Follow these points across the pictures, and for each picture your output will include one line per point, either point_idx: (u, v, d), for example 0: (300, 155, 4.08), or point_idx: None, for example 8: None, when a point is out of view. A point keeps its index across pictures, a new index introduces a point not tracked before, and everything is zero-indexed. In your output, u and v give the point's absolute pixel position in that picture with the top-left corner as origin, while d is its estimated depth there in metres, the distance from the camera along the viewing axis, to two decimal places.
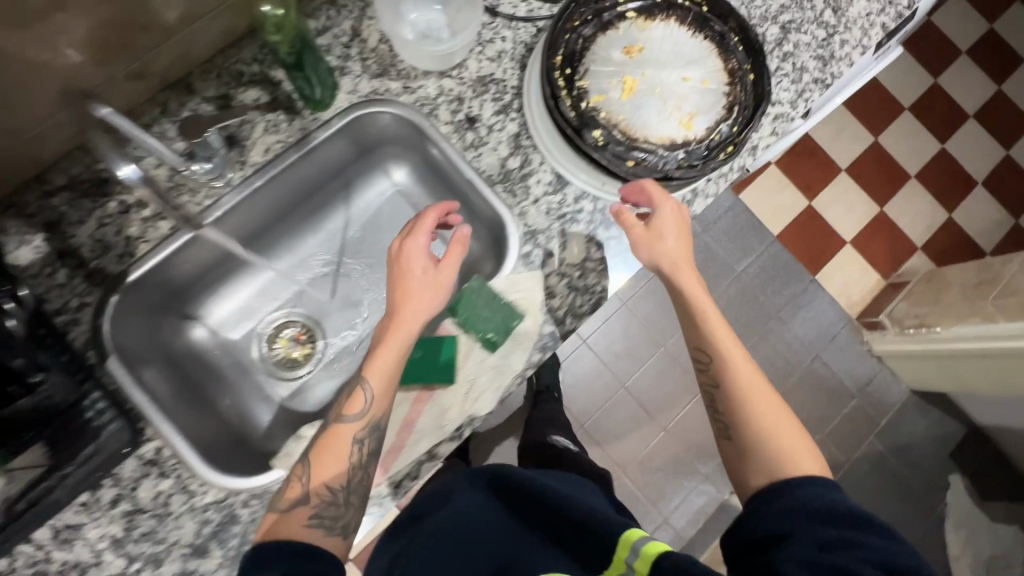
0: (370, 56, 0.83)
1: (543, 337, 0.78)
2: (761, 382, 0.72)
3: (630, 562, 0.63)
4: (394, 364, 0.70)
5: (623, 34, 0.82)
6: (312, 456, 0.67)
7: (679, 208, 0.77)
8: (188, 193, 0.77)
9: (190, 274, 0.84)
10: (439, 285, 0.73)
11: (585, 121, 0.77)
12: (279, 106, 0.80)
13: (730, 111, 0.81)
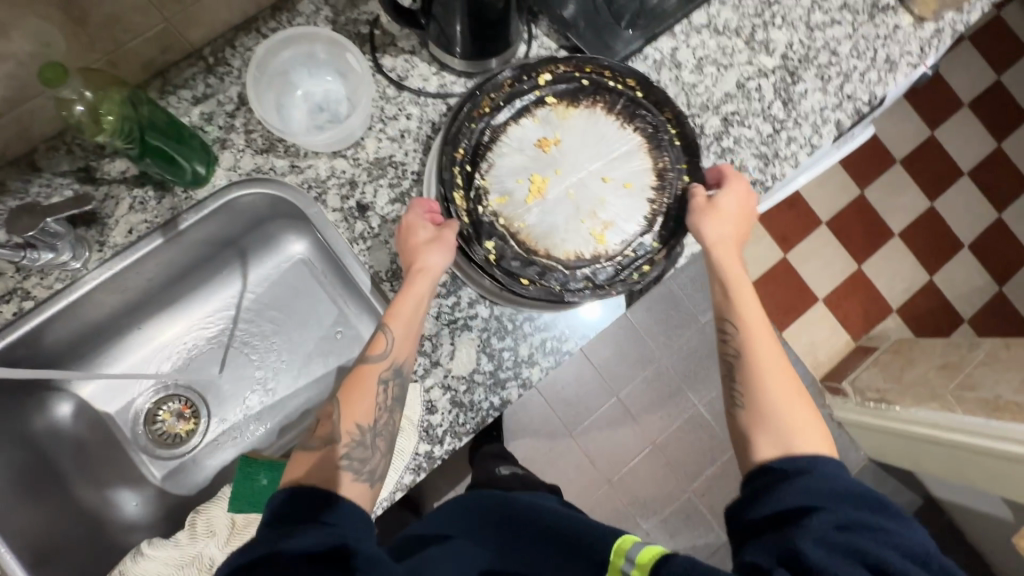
0: (256, 128, 0.75)
1: (417, 458, 0.72)
2: (785, 369, 0.68)
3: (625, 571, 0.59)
4: (413, 312, 0.69)
5: (540, 124, 0.74)
6: (344, 390, 0.66)
7: (747, 192, 0.75)
8: (38, 275, 0.71)
9: (54, 353, 0.77)
10: (442, 237, 0.69)
11: (480, 233, 0.71)
12: (149, 181, 0.73)
13: (653, 221, 0.73)
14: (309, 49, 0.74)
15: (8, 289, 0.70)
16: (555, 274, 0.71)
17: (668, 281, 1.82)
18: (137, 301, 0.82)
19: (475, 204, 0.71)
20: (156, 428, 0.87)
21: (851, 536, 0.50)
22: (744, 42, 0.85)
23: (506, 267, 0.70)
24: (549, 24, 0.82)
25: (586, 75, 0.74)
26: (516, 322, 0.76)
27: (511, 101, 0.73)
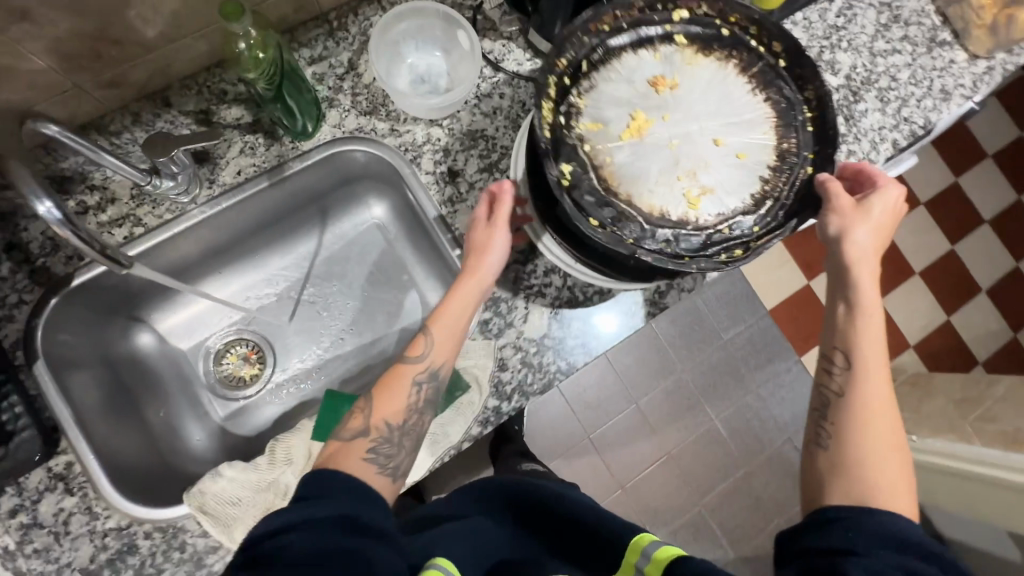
0: (362, 92, 0.80)
1: (486, 411, 0.75)
2: (890, 402, 0.64)
3: (640, 566, 0.58)
4: (457, 317, 0.69)
5: (662, 61, 0.72)
6: (382, 385, 0.67)
7: (903, 201, 0.71)
8: (150, 205, 0.75)
9: (145, 283, 0.82)
10: (495, 224, 0.71)
11: (574, 185, 0.68)
12: (260, 129, 0.78)
13: (760, 203, 0.69)
14: (421, 26, 0.81)
15: (121, 214, 0.74)
16: (624, 229, 0.67)
17: (694, 296, 1.87)
18: (226, 245, 0.86)
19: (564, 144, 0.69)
20: (223, 368, 0.90)
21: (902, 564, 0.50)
22: (812, 61, 0.92)
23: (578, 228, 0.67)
24: None
25: (724, 25, 0.73)
26: (587, 294, 0.80)
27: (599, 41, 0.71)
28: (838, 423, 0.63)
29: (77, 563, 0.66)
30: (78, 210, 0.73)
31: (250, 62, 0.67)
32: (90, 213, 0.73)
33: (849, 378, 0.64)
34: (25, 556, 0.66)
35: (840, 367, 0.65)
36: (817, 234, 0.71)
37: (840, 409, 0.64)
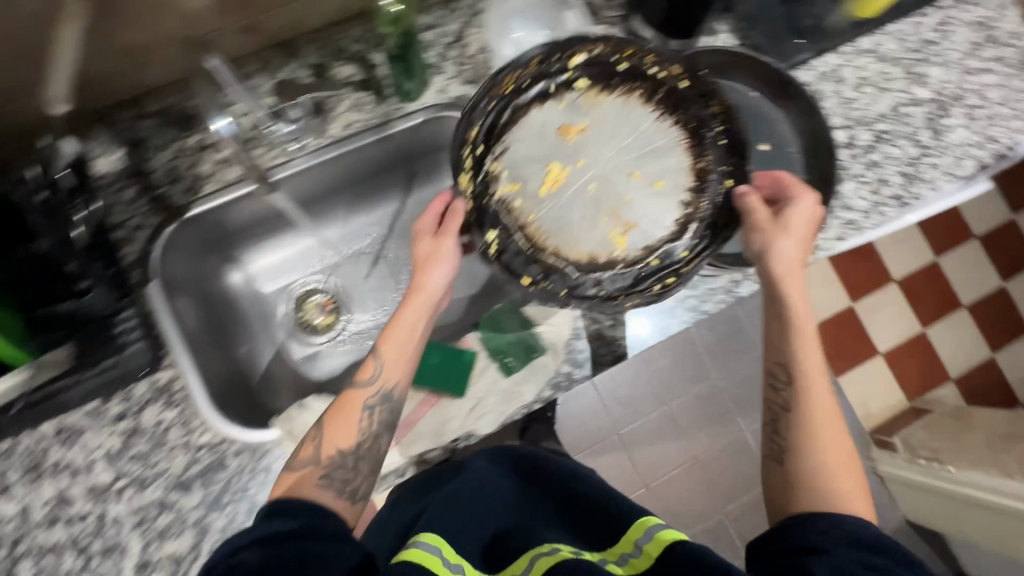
0: (466, 63, 0.84)
1: (558, 375, 0.78)
2: (834, 412, 0.67)
3: (638, 545, 0.62)
4: (400, 339, 0.70)
5: (566, 104, 0.78)
6: (329, 416, 0.67)
7: (817, 206, 0.72)
8: (264, 147, 0.80)
9: (244, 223, 0.86)
10: (439, 248, 0.74)
11: (485, 219, 0.76)
12: (369, 88, 0.82)
13: (684, 227, 0.76)
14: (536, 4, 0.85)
15: (237, 153, 0.79)
16: (557, 274, 0.74)
17: (736, 305, 1.86)
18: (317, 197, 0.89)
19: (485, 183, 0.76)
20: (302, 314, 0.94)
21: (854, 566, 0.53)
22: (902, 72, 0.93)
23: (507, 262, 0.73)
24: (732, 24, 0.91)
25: (624, 59, 0.77)
26: None
27: (519, 94, 0.76)
28: (789, 440, 0.66)
29: (172, 471, 0.71)
30: (198, 146, 0.77)
31: (391, 19, 0.74)
32: (208, 150, 0.78)
33: (794, 398, 0.67)
34: (127, 459, 0.71)
35: (784, 382, 0.68)
36: (747, 250, 0.74)
37: (789, 426, 0.67)
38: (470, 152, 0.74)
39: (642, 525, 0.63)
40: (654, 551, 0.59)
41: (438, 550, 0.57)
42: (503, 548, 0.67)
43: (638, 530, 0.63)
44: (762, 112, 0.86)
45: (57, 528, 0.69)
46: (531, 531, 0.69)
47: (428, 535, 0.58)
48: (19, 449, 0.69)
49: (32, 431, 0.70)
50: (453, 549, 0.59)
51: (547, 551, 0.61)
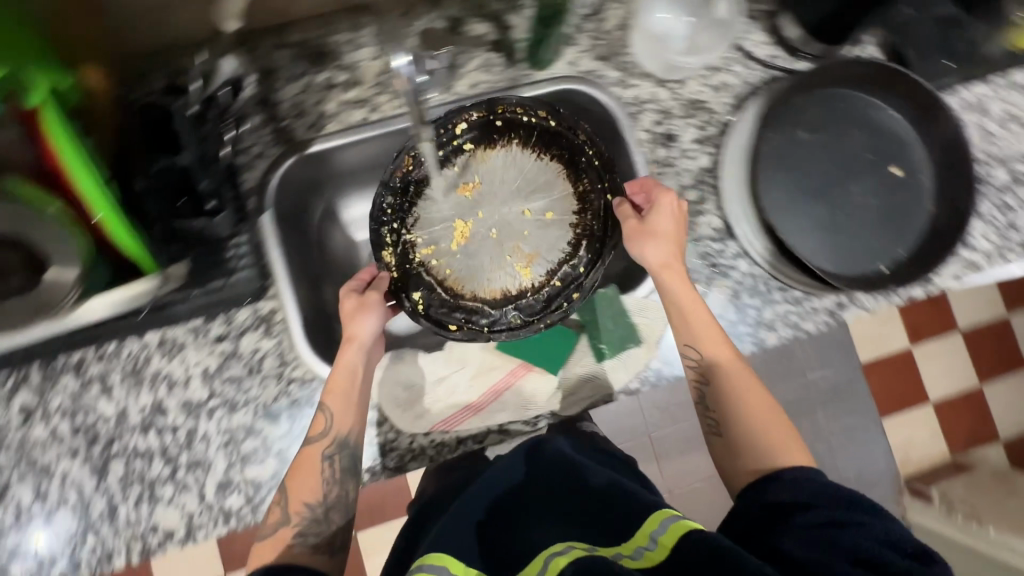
0: (602, 37, 0.81)
1: (646, 370, 0.76)
2: (720, 343, 0.67)
3: (654, 537, 0.48)
4: (349, 384, 0.67)
5: (458, 171, 0.80)
6: (288, 477, 0.64)
7: (681, 206, 0.72)
8: (390, 94, 0.78)
9: (350, 168, 0.81)
10: (367, 303, 0.69)
11: (410, 283, 0.77)
12: (501, 50, 0.80)
13: (577, 246, 0.78)
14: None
15: (362, 97, 0.78)
16: (481, 315, 0.77)
17: None
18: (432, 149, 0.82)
19: (407, 206, 0.77)
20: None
21: (823, 538, 0.48)
22: None
23: (433, 316, 0.76)
24: (884, 36, 0.85)
25: (499, 115, 0.77)
26: (768, 287, 0.81)
27: (433, 166, 0.77)
28: (722, 419, 0.64)
29: (262, 399, 0.73)
30: (326, 84, 0.77)
31: None
32: (336, 89, 0.77)
33: (711, 376, 0.66)
34: (222, 380, 0.72)
35: (694, 359, 0.67)
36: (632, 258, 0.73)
37: (721, 406, 0.64)
38: (390, 233, 0.75)
39: (657, 517, 0.50)
40: (672, 542, 0.46)
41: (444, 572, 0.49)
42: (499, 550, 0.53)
43: (649, 524, 0.50)
44: (901, 133, 0.81)
45: (149, 434, 0.71)
46: (525, 521, 0.56)
47: (432, 557, 0.50)
48: (123, 353, 0.71)
49: (137, 338, 0.71)
50: (460, 561, 0.51)
51: (560, 552, 0.48)
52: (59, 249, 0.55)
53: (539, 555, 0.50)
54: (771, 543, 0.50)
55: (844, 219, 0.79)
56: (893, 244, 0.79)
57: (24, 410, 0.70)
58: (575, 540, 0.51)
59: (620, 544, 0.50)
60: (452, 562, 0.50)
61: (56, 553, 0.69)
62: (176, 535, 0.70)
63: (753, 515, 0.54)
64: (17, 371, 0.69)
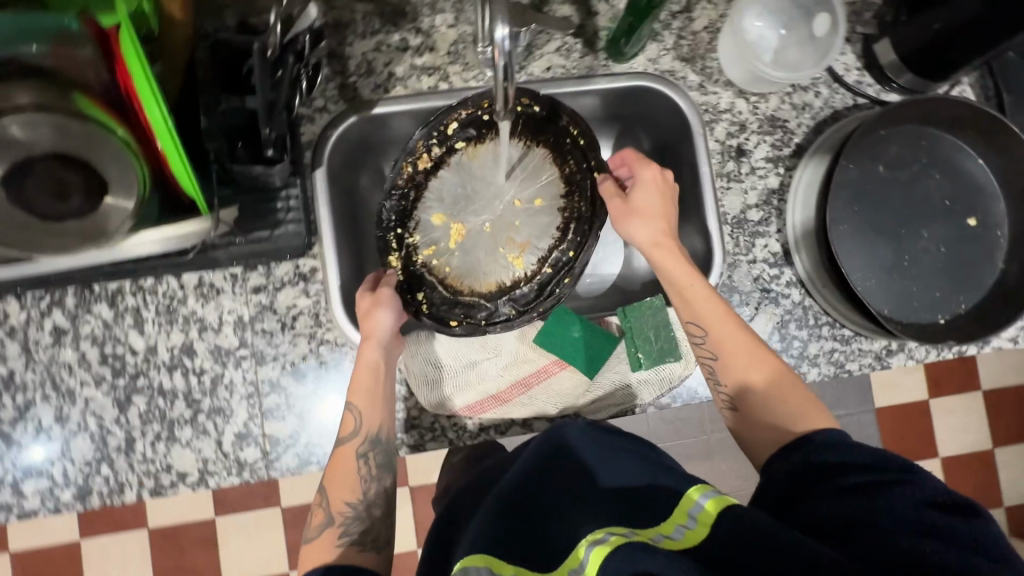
0: (686, 37, 0.78)
1: (679, 386, 0.75)
2: (719, 308, 0.64)
3: (692, 515, 0.48)
4: (371, 382, 0.66)
5: (449, 171, 0.77)
6: (323, 480, 0.63)
7: (661, 173, 0.70)
8: (461, 65, 0.76)
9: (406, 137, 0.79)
10: (380, 298, 0.68)
11: (412, 283, 0.75)
12: (582, 35, 0.77)
13: (565, 230, 0.78)
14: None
15: (434, 65, 0.76)
16: (479, 308, 0.76)
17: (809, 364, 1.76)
18: None
19: (411, 198, 0.75)
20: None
21: (856, 503, 0.47)
22: None
23: (436, 315, 0.74)
24: (979, 77, 0.81)
25: (486, 110, 0.73)
26: (818, 321, 0.78)
27: (429, 164, 0.75)
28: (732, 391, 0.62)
29: (291, 356, 0.72)
30: (400, 45, 0.75)
31: None
32: (409, 52, 0.75)
33: (718, 350, 0.63)
34: (254, 331, 0.71)
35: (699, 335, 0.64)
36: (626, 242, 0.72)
37: (730, 378, 0.62)
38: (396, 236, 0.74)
39: (694, 492, 0.50)
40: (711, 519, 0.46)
41: (488, 572, 0.48)
42: (530, 539, 0.52)
43: (688, 499, 0.50)
44: (982, 183, 0.77)
45: (175, 374, 0.70)
46: (564, 511, 0.54)
47: (473, 559, 0.49)
48: (161, 289, 0.71)
49: (176, 277, 0.70)
50: (503, 560, 0.50)
51: (599, 540, 0.47)
52: (121, 175, 0.53)
53: (578, 545, 0.49)
54: (802, 512, 0.49)
55: (908, 264, 0.76)
56: (955, 296, 0.76)
57: (56, 331, 0.69)
58: (613, 525, 0.49)
59: (659, 524, 0.49)
60: (493, 562, 0.49)
61: (66, 480, 0.68)
62: (186, 480, 0.69)
63: (778, 484, 0.52)
64: (54, 292, 0.69)
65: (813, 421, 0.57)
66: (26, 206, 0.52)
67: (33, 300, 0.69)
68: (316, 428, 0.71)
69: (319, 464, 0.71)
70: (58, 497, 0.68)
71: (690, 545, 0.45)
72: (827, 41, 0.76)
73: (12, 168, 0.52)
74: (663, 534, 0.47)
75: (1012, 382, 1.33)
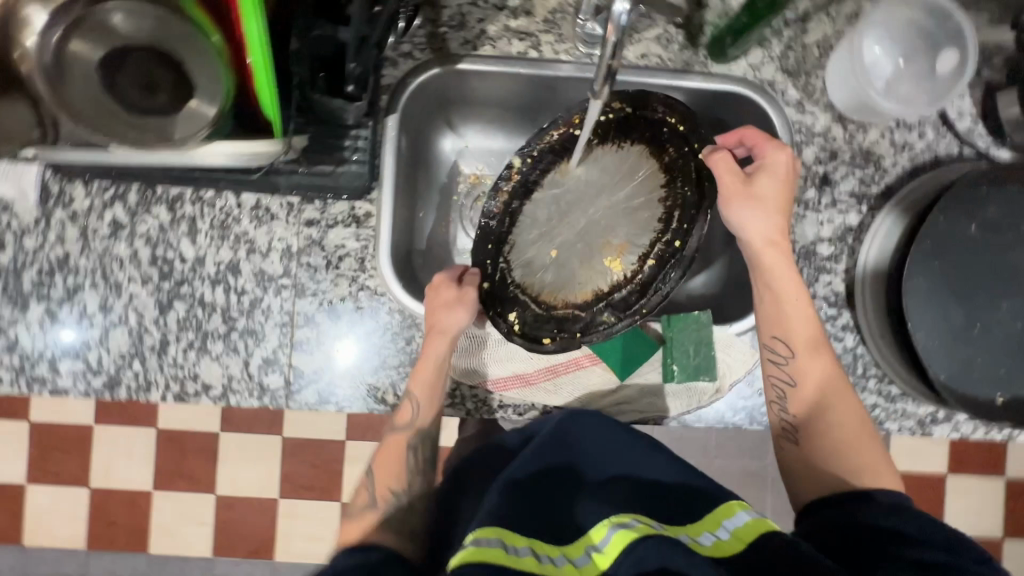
0: (796, 49, 0.74)
1: (705, 406, 0.72)
2: (820, 332, 0.62)
3: (726, 526, 0.47)
4: (434, 375, 0.65)
5: (546, 189, 0.75)
6: (374, 462, 0.65)
7: (789, 166, 0.65)
8: (556, 35, 0.74)
9: (486, 98, 0.79)
10: (465, 298, 0.67)
11: (502, 305, 0.72)
12: (686, 27, 0.73)
13: (667, 219, 0.75)
14: (927, 26, 0.72)
15: (528, 31, 0.73)
16: (575, 321, 0.74)
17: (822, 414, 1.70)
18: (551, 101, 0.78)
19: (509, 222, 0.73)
20: (471, 207, 0.84)
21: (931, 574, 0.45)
22: None
23: (529, 334, 0.71)
24: None
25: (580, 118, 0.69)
26: (866, 372, 0.74)
27: (524, 188, 0.73)
28: (799, 415, 0.61)
29: (330, 295, 0.72)
30: (497, 5, 0.73)
31: None
32: (505, 13, 0.73)
33: (803, 371, 0.61)
34: (300, 262, 0.72)
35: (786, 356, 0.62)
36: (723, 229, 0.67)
37: (800, 400, 0.61)
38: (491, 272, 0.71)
39: (732, 507, 0.49)
40: (749, 537, 0.45)
41: (499, 543, 0.43)
42: (550, 515, 0.49)
43: (724, 512, 0.49)
44: None
45: (217, 289, 0.71)
46: (578, 492, 0.52)
47: (485, 530, 0.44)
48: (218, 203, 0.71)
49: (235, 195, 0.71)
50: (514, 531, 0.45)
51: (624, 523, 0.45)
52: (209, 85, 0.53)
53: (596, 525, 0.47)
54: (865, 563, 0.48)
55: (978, 333, 0.72)
56: (1019, 376, 0.71)
57: (114, 224, 0.71)
58: (637, 514, 0.48)
59: (685, 525, 0.48)
60: (503, 533, 0.45)
61: (99, 367, 0.70)
62: (210, 392, 0.71)
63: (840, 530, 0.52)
64: (119, 186, 0.70)
65: (881, 476, 0.57)
66: (110, 93, 0.52)
67: (98, 190, 0.71)
68: (341, 369, 0.72)
69: (338, 405, 0.71)
70: (90, 381, 0.70)
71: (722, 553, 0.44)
72: (948, 80, 0.70)
73: (104, 54, 0.52)
74: (691, 536, 0.46)
75: None
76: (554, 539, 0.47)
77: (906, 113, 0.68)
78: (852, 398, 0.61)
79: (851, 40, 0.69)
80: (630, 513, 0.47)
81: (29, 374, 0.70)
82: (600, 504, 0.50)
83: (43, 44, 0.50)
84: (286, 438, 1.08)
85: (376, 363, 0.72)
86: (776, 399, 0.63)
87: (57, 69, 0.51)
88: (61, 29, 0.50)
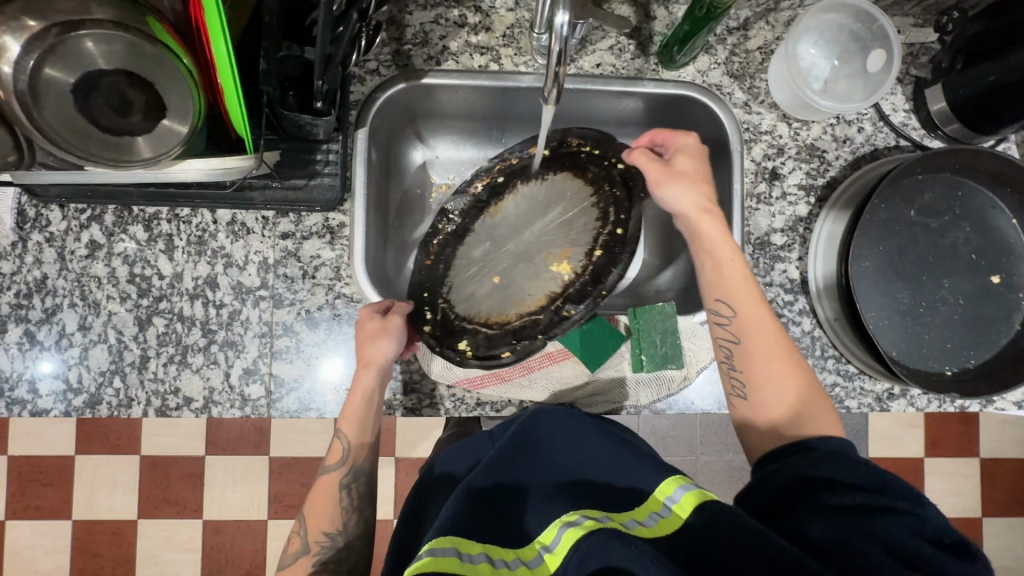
0: (739, 53, 0.79)
1: (675, 393, 0.76)
2: (755, 289, 0.65)
3: (668, 503, 0.50)
4: (362, 409, 0.68)
5: (482, 223, 0.83)
6: (306, 507, 0.66)
7: (700, 146, 0.70)
8: (516, 50, 0.78)
9: (452, 111, 0.82)
10: (388, 327, 0.69)
11: (441, 337, 0.76)
12: (637, 37, 0.78)
13: (604, 211, 0.78)
14: (857, 29, 0.77)
15: (488, 46, 0.78)
16: (531, 328, 0.76)
17: None
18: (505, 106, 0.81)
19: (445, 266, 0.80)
20: None
21: (853, 518, 0.48)
22: None
23: (482, 353, 0.74)
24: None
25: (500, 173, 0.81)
26: (824, 353, 0.78)
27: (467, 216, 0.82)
28: (748, 374, 0.63)
29: (307, 304, 0.74)
30: (458, 22, 0.77)
31: None
32: (466, 29, 0.77)
33: (742, 331, 0.64)
34: (276, 274, 0.74)
35: (725, 318, 0.65)
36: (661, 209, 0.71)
37: (745, 358, 0.63)
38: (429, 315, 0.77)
39: (671, 483, 0.51)
40: (684, 514, 0.47)
41: (454, 552, 0.46)
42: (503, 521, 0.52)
43: (664, 490, 0.51)
44: (1013, 242, 0.77)
45: (196, 303, 0.73)
46: (535, 492, 0.55)
47: (440, 540, 0.46)
48: (195, 220, 0.73)
49: (211, 212, 0.73)
50: (469, 539, 0.48)
51: (573, 522, 0.48)
52: (180, 102, 0.56)
53: (549, 526, 0.50)
54: (797, 522, 0.50)
55: (925, 310, 0.76)
56: (966, 349, 0.76)
57: (91, 244, 0.72)
58: (586, 509, 0.50)
59: (632, 510, 0.51)
60: (458, 542, 0.47)
61: (80, 386, 0.71)
62: (191, 405, 0.72)
63: (772, 486, 0.54)
64: (95, 207, 0.72)
65: (822, 424, 0.59)
66: (86, 114, 0.55)
67: (74, 212, 0.72)
68: (319, 378, 0.73)
69: (318, 412, 0.73)
70: (71, 401, 0.71)
71: (664, 534, 0.47)
72: (879, 78, 0.76)
73: (79, 78, 0.55)
74: (637, 520, 0.49)
75: (1012, 454, 1.28)
76: (509, 543, 0.50)
77: (842, 109, 0.73)
78: (792, 352, 0.63)
79: (787, 44, 0.75)
80: (577, 513, 0.49)
81: (9, 397, 0.70)
82: (553, 506, 0.52)
83: (19, 68, 0.52)
84: (272, 458, 1.09)
85: (355, 367, 0.74)
86: (723, 362, 0.66)
87: (33, 92, 0.53)
88: (36, 56, 0.53)
